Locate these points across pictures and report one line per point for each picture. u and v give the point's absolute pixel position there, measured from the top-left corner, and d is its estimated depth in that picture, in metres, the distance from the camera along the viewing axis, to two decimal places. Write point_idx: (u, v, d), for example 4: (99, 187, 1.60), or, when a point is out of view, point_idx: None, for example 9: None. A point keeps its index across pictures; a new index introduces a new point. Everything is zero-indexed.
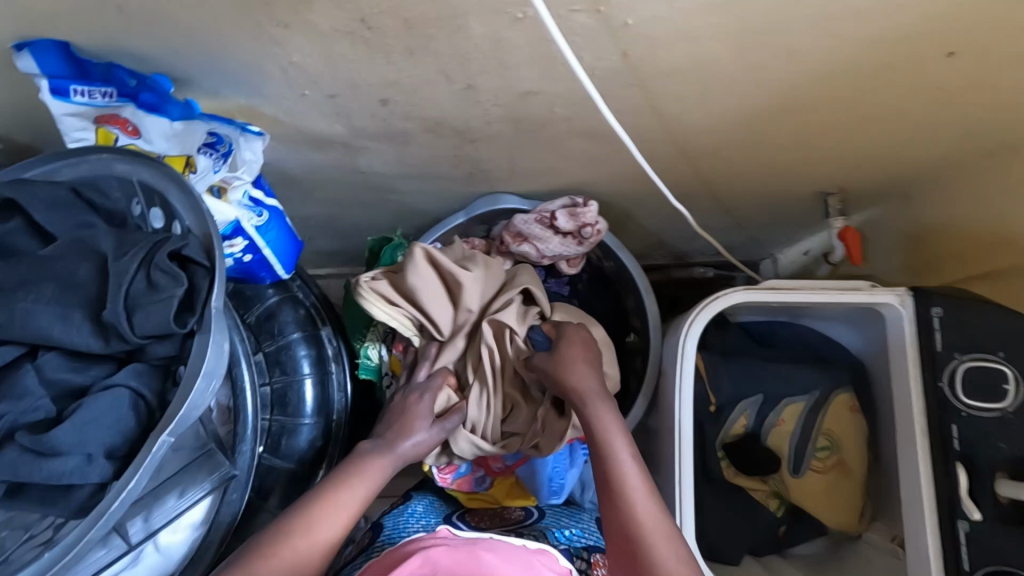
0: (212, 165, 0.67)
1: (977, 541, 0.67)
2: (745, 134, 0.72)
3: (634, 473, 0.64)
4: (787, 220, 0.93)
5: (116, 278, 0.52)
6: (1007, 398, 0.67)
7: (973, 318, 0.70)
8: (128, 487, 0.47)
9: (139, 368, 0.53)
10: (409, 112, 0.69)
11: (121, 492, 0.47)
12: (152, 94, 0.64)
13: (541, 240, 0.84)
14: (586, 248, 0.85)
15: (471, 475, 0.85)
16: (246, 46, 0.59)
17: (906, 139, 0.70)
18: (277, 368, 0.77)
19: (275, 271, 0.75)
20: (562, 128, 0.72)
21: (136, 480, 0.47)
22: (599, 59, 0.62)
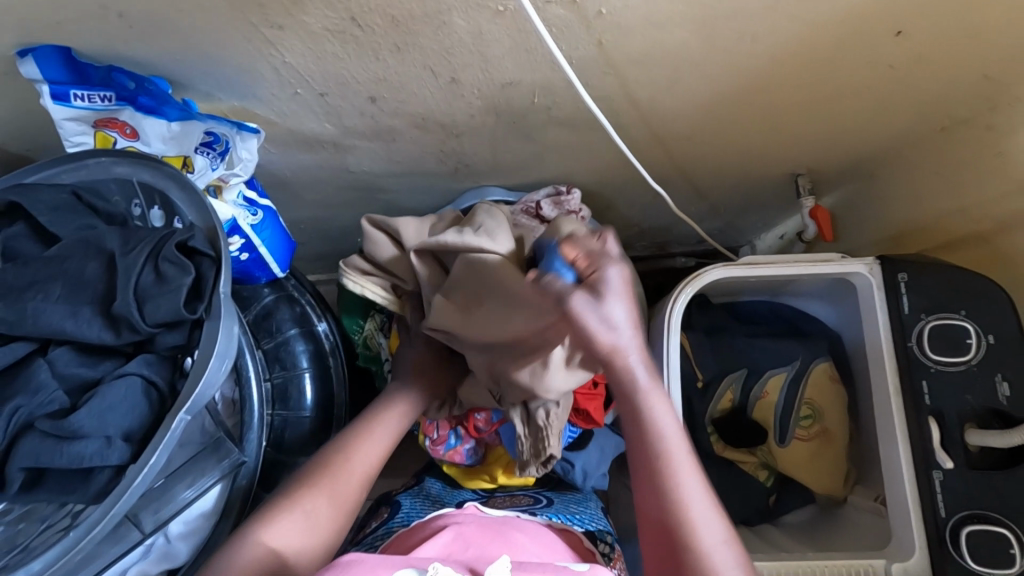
0: (210, 164, 0.65)
1: (952, 489, 0.70)
2: (719, 113, 0.76)
3: (685, 468, 0.59)
4: (761, 201, 1.01)
5: (124, 272, 0.52)
6: (971, 351, 0.71)
7: (936, 281, 0.74)
8: (149, 463, 0.49)
9: (149, 357, 0.54)
10: (398, 108, 0.69)
11: (142, 471, 0.49)
12: (151, 97, 0.60)
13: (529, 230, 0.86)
14: None
15: (463, 447, 0.85)
16: (240, 47, 0.57)
17: (869, 114, 0.77)
18: (277, 365, 0.85)
19: (272, 271, 0.81)
20: (543, 118, 0.73)
21: (157, 457, 0.49)
22: (575, 48, 0.61)
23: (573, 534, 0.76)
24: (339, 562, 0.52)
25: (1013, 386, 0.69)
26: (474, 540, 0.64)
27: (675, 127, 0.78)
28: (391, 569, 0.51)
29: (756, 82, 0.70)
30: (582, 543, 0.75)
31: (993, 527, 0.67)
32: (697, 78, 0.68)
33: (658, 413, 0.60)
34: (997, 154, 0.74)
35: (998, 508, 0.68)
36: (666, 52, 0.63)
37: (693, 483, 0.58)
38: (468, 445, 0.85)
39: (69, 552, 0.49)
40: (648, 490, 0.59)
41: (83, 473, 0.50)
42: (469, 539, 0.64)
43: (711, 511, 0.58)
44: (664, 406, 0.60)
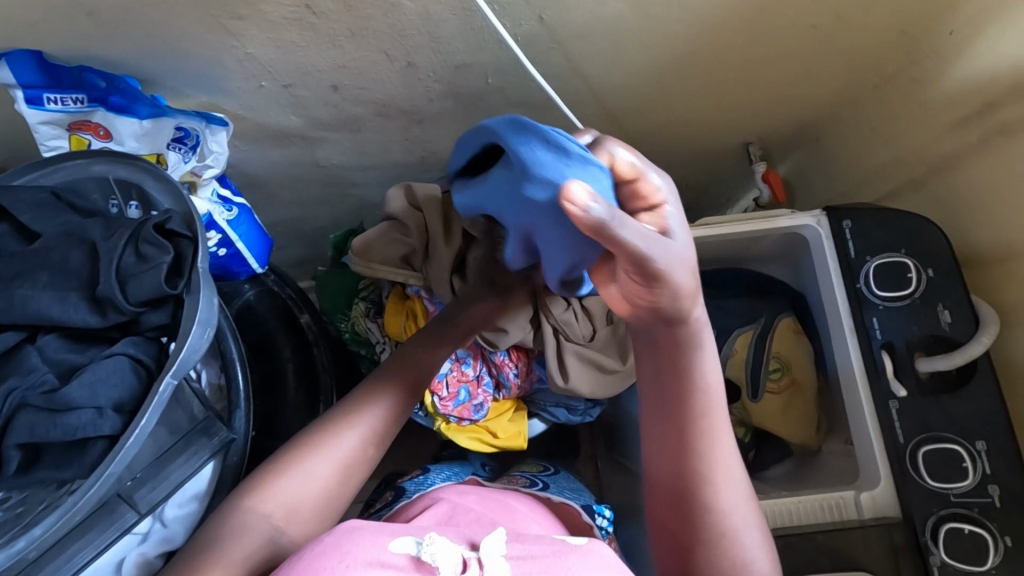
0: (182, 158, 0.69)
1: (907, 414, 0.74)
2: (663, 83, 0.81)
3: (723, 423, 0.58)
4: (719, 173, 1.06)
5: (106, 256, 0.56)
6: (912, 285, 0.76)
7: (877, 224, 0.79)
8: (142, 423, 0.52)
9: (135, 338, 0.57)
10: (359, 95, 0.73)
11: (136, 430, 0.52)
12: (122, 96, 0.63)
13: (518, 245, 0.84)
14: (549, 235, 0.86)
15: (471, 402, 0.87)
16: (201, 39, 0.61)
17: (801, 76, 0.83)
18: (263, 357, 0.88)
19: (251, 266, 0.84)
20: (499, 100, 0.77)
21: (148, 418, 0.52)
22: (519, 24, 0.65)
23: (570, 507, 0.80)
24: (340, 529, 0.53)
25: (953, 313, 0.74)
26: (474, 508, 0.67)
27: (626, 100, 0.83)
28: (390, 537, 0.53)
29: (693, 51, 0.75)
30: (581, 517, 0.78)
31: (947, 445, 0.71)
32: (637, 48, 0.73)
33: (705, 373, 0.56)
34: (922, 104, 0.79)
35: (948, 427, 0.72)
36: (604, 23, 0.68)
37: (723, 443, 0.58)
38: (478, 399, 0.87)
39: (68, 514, 0.52)
40: (675, 443, 0.58)
41: (79, 447, 0.53)
42: (468, 508, 0.67)
43: (735, 468, 0.58)
44: (712, 362, 0.57)
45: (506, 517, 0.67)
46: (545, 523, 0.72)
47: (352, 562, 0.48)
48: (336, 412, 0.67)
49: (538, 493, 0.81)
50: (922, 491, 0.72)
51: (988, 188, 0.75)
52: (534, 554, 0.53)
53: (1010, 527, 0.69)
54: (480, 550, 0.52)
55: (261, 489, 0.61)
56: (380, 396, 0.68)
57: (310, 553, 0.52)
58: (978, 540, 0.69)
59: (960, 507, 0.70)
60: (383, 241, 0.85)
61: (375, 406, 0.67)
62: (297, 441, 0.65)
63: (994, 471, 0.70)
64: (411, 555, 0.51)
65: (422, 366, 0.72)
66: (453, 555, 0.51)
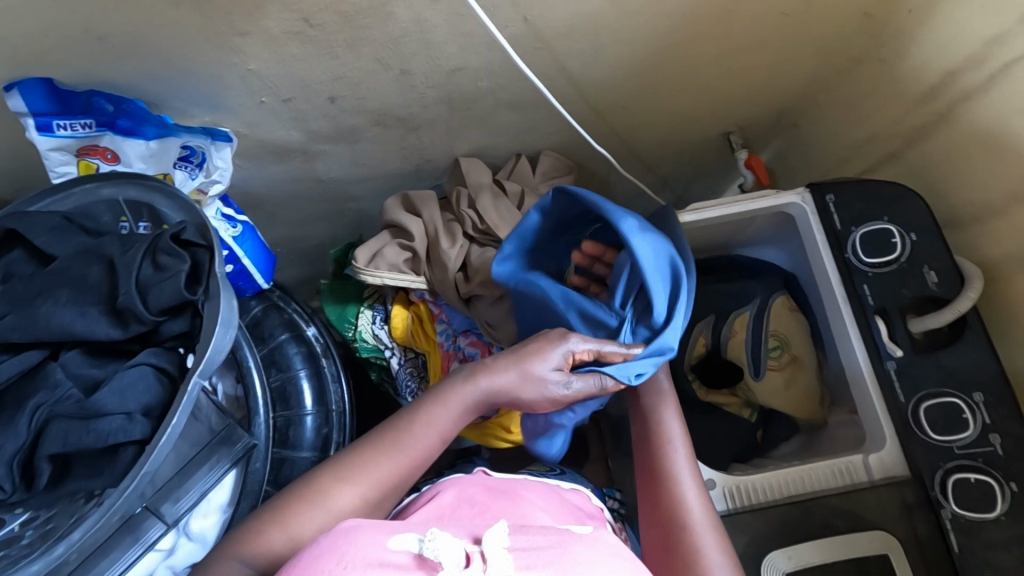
0: (189, 175, 0.72)
1: (905, 373, 0.77)
2: (645, 78, 0.84)
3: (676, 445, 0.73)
4: (702, 164, 1.09)
5: (125, 268, 0.57)
6: (898, 250, 0.80)
7: (859, 195, 0.83)
8: (173, 422, 0.54)
9: (156, 349, 0.59)
10: (357, 106, 0.76)
11: (167, 428, 0.53)
12: (130, 119, 0.66)
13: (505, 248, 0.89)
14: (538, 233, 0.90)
15: None
16: (206, 58, 0.63)
17: (776, 62, 0.87)
18: (275, 368, 0.88)
19: (257, 282, 0.86)
20: (489, 100, 0.81)
21: (179, 416, 0.54)
22: (506, 26, 0.69)
23: (582, 492, 0.83)
24: (338, 530, 0.53)
25: (939, 273, 0.78)
26: (478, 501, 0.67)
27: (610, 97, 0.86)
28: (389, 535, 0.53)
29: (671, 43, 0.79)
30: (591, 503, 0.80)
31: (946, 399, 0.74)
32: (619, 44, 0.77)
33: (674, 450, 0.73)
34: (891, 80, 0.83)
35: (947, 382, 0.75)
36: (587, 21, 0.71)
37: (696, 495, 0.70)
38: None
39: (106, 516, 0.55)
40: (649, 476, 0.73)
41: (109, 455, 0.54)
42: (473, 501, 0.68)
43: (695, 489, 0.70)
44: (674, 419, 0.75)
45: (512, 506, 0.67)
46: (552, 508, 0.72)
47: (350, 563, 0.48)
48: (335, 461, 0.63)
49: (552, 482, 0.82)
50: (927, 447, 0.74)
51: (956, 154, 0.79)
52: (539, 545, 0.54)
53: (1014, 472, 0.71)
54: (483, 543, 0.52)
55: (255, 532, 0.57)
56: (387, 455, 0.63)
57: (310, 554, 0.51)
58: (986, 489, 0.71)
59: (964, 459, 0.72)
60: (386, 248, 0.88)
61: (378, 462, 0.62)
62: (292, 486, 0.61)
63: (994, 421, 0.73)
64: (413, 553, 0.50)
65: (434, 436, 0.65)
66: (455, 548, 0.50)
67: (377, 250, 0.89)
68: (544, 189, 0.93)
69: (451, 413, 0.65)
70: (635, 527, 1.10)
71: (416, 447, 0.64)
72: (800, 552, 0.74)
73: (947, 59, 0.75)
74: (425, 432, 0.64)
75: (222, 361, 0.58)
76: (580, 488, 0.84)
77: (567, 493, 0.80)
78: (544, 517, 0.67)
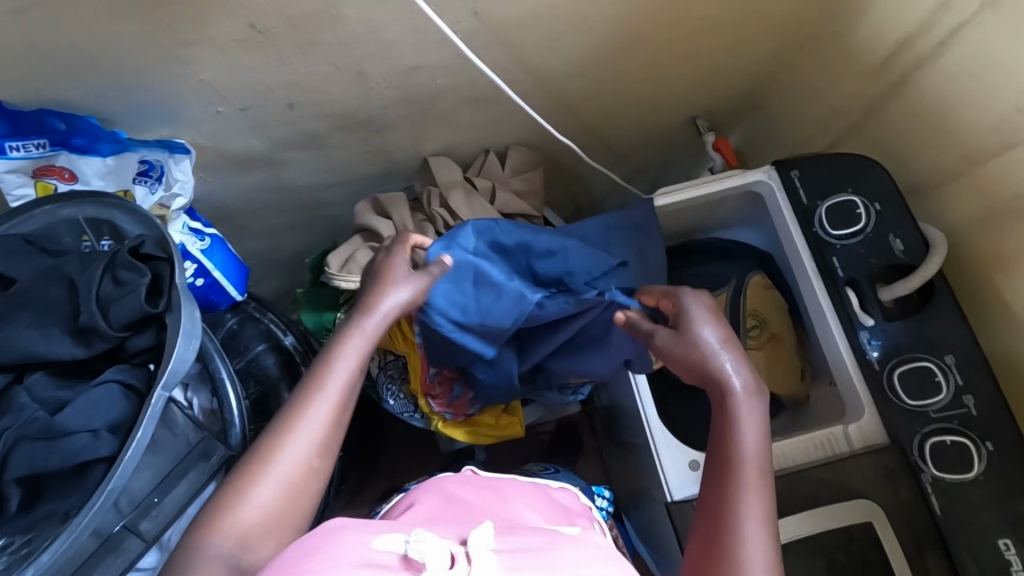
0: (149, 190, 0.72)
1: (878, 341, 0.77)
2: (603, 66, 0.85)
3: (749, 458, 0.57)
4: (672, 150, 1.10)
5: (85, 286, 0.57)
6: (863, 220, 0.80)
7: (821, 169, 0.84)
8: (137, 437, 0.53)
9: (122, 365, 0.59)
10: (316, 111, 0.76)
11: (131, 442, 0.53)
12: (83, 136, 0.66)
13: None
14: None
15: (465, 398, 0.90)
16: (156, 71, 0.63)
17: (730, 43, 0.87)
18: (252, 380, 0.87)
19: (230, 294, 0.86)
20: (450, 97, 0.81)
21: (143, 429, 0.53)
22: (456, 21, 0.69)
23: (570, 492, 0.82)
24: (324, 527, 0.52)
25: (904, 241, 0.79)
26: (467, 499, 0.68)
27: (570, 87, 0.87)
28: (374, 536, 0.52)
29: (626, 30, 0.79)
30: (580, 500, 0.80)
31: (918, 364, 0.75)
32: (574, 33, 0.77)
33: (740, 428, 0.58)
34: (846, 53, 0.84)
35: (920, 346, 0.76)
36: (538, 13, 0.71)
37: (754, 500, 0.55)
38: (470, 393, 0.90)
39: (75, 533, 0.51)
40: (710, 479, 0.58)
41: (81, 474, 0.55)
42: (461, 499, 0.68)
43: (758, 513, 0.54)
44: (755, 431, 0.58)
45: (498, 506, 0.67)
46: (540, 507, 0.71)
47: (336, 562, 0.47)
48: (282, 416, 0.57)
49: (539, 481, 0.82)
50: (903, 412, 0.75)
51: (911, 122, 0.80)
52: (528, 548, 0.53)
53: (988, 431, 0.72)
54: (469, 545, 0.51)
55: (217, 511, 0.53)
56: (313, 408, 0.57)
57: (291, 552, 0.50)
58: (961, 450, 0.72)
59: (940, 421, 0.73)
60: (357, 253, 0.88)
61: (313, 411, 0.57)
62: (253, 452, 0.57)
63: (966, 382, 0.73)
64: (400, 555, 0.50)
65: (349, 365, 0.60)
66: (441, 550, 0.50)
67: (353, 253, 0.89)
68: (514, 184, 0.94)
69: (357, 343, 0.62)
70: (631, 518, 1.09)
71: (336, 382, 0.59)
72: (787, 526, 0.74)
73: (897, 28, 0.76)
74: (348, 363, 0.60)
75: (187, 372, 0.57)
76: (568, 487, 0.83)
77: (555, 492, 0.79)
78: (531, 516, 0.67)
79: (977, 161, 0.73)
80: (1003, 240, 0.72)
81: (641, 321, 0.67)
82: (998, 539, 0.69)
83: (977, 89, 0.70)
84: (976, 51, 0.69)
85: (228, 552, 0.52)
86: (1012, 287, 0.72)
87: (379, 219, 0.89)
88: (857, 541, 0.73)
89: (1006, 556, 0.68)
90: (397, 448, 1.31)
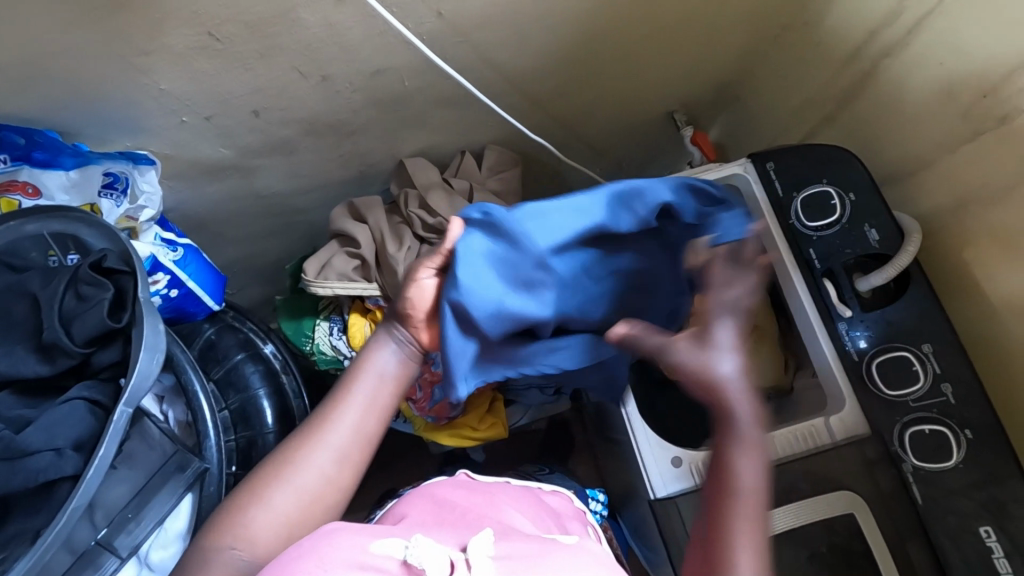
0: (115, 203, 0.71)
1: (856, 333, 0.77)
2: (574, 64, 0.84)
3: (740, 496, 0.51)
4: (652, 146, 1.10)
5: (47, 303, 0.57)
6: (838, 212, 0.80)
7: (795, 161, 0.84)
8: (99, 454, 0.53)
9: (89, 382, 0.58)
10: (284, 117, 0.75)
11: (92, 460, 0.52)
12: (44, 150, 0.66)
13: None
14: None
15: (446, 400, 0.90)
16: (115, 81, 0.62)
17: (703, 36, 0.87)
18: (231, 390, 0.86)
19: (206, 305, 0.85)
20: (420, 99, 0.80)
21: (105, 446, 0.53)
22: (420, 23, 0.68)
23: (563, 495, 0.80)
24: (321, 530, 0.51)
25: (880, 230, 0.78)
26: (460, 504, 0.66)
27: (543, 86, 0.86)
28: (372, 539, 0.50)
29: (595, 26, 0.78)
30: (573, 504, 0.78)
31: (897, 353, 0.75)
32: (542, 31, 0.76)
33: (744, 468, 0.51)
34: (819, 43, 0.84)
35: (898, 336, 0.76)
36: (502, 11, 0.71)
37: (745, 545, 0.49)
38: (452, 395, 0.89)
39: (38, 555, 0.51)
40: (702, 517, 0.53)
41: (48, 493, 0.54)
42: (454, 504, 0.66)
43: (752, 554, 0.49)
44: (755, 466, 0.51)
45: (488, 509, 0.66)
46: (530, 511, 0.69)
47: (333, 565, 0.46)
48: (304, 427, 0.60)
49: (529, 484, 0.79)
50: (883, 402, 0.75)
51: (883, 111, 0.80)
52: (523, 553, 0.51)
53: (967, 419, 0.71)
54: (468, 551, 0.50)
55: (235, 509, 0.56)
56: (340, 419, 0.60)
57: (287, 557, 0.49)
58: (940, 438, 0.72)
59: (920, 410, 0.73)
60: (334, 258, 0.88)
61: (340, 420, 0.60)
62: (274, 454, 0.59)
63: (944, 370, 0.73)
64: (399, 561, 0.48)
65: (379, 382, 0.62)
66: (440, 556, 0.48)
67: (331, 259, 0.88)
68: (491, 183, 0.93)
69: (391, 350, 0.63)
70: (625, 519, 1.08)
71: (364, 397, 0.61)
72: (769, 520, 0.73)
73: (867, 18, 0.76)
74: (386, 367, 0.62)
75: (152, 387, 0.57)
76: (561, 490, 0.81)
77: (547, 495, 0.77)
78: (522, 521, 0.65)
79: (948, 150, 0.73)
80: (976, 229, 0.72)
81: (650, 333, 0.57)
82: (979, 527, 0.69)
83: (945, 76, 0.70)
84: (944, 38, 0.69)
85: (240, 556, 0.55)
86: (988, 273, 0.72)
87: (358, 223, 0.89)
88: (839, 534, 0.73)
89: (987, 543, 0.68)
90: (388, 451, 1.31)
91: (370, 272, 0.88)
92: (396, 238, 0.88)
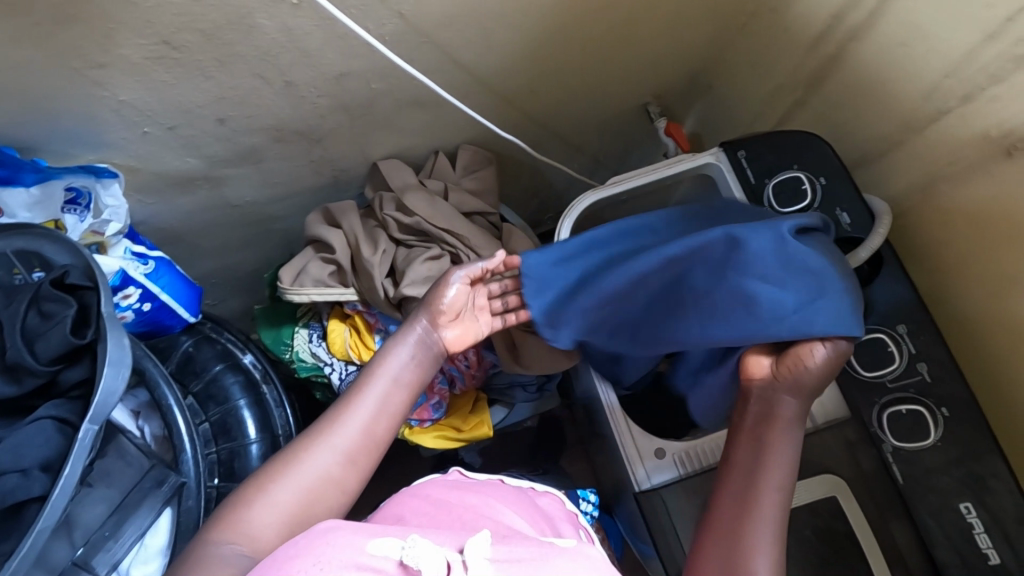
0: (79, 218, 0.70)
1: None
2: (542, 60, 0.84)
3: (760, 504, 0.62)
4: (629, 139, 1.10)
5: (10, 322, 0.57)
6: (810, 196, 0.80)
7: (766, 148, 0.84)
8: (65, 473, 0.52)
9: (57, 400, 0.58)
10: (250, 124, 0.74)
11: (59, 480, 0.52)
12: (3, 167, 0.65)
13: (431, 243, 0.88)
14: (466, 227, 0.89)
15: (428, 403, 0.90)
16: (71, 96, 0.62)
17: (670, 28, 0.87)
18: (211, 403, 0.85)
19: (182, 317, 0.84)
20: (387, 102, 0.79)
21: (70, 465, 0.52)
22: (382, 24, 0.67)
23: (555, 496, 0.78)
24: (317, 529, 0.50)
25: (851, 214, 0.79)
26: (456, 505, 0.65)
27: (512, 83, 0.86)
28: (369, 538, 0.49)
29: (560, 21, 0.78)
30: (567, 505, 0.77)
31: (872, 335, 0.75)
32: (507, 28, 0.76)
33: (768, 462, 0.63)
34: (785, 30, 0.84)
35: (874, 318, 0.76)
36: (463, 10, 0.70)
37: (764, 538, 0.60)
38: (434, 399, 0.90)
39: None
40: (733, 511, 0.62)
41: (17, 514, 0.54)
42: (450, 505, 0.65)
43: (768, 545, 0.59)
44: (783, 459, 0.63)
45: (484, 510, 0.65)
46: (523, 511, 0.68)
47: (330, 566, 0.45)
48: (313, 429, 0.62)
49: (521, 485, 0.77)
50: (860, 384, 0.75)
51: (850, 95, 0.80)
52: (523, 556, 0.50)
53: (943, 397, 0.71)
54: (465, 552, 0.48)
55: (236, 508, 0.56)
56: (349, 418, 0.63)
57: (283, 556, 0.48)
58: (917, 417, 0.72)
59: (897, 391, 0.73)
60: (310, 264, 0.87)
61: (348, 419, 0.63)
62: (280, 456, 0.61)
63: (919, 349, 0.73)
64: (394, 562, 0.47)
65: (387, 382, 0.66)
66: (436, 557, 0.47)
67: (307, 266, 0.88)
68: (466, 183, 0.93)
69: (404, 351, 0.69)
70: (617, 515, 1.08)
71: (372, 397, 0.65)
72: None
73: (829, 4, 0.76)
74: (399, 364, 0.68)
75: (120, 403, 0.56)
76: (553, 492, 0.79)
77: (540, 497, 0.75)
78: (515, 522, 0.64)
79: (914, 131, 0.74)
80: (944, 208, 0.73)
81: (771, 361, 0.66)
82: (960, 503, 0.69)
83: (905, 58, 0.71)
84: (902, 20, 0.69)
85: (240, 552, 0.54)
86: (959, 251, 0.73)
87: (332, 228, 0.88)
88: (822, 516, 0.74)
89: (967, 519, 0.69)
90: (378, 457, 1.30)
91: (347, 278, 0.88)
92: (371, 241, 0.88)
